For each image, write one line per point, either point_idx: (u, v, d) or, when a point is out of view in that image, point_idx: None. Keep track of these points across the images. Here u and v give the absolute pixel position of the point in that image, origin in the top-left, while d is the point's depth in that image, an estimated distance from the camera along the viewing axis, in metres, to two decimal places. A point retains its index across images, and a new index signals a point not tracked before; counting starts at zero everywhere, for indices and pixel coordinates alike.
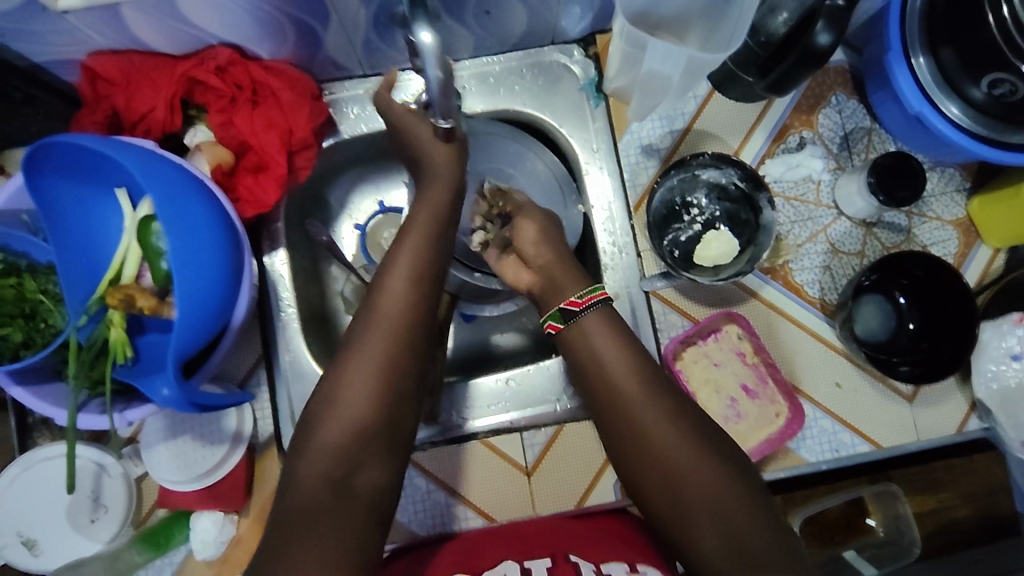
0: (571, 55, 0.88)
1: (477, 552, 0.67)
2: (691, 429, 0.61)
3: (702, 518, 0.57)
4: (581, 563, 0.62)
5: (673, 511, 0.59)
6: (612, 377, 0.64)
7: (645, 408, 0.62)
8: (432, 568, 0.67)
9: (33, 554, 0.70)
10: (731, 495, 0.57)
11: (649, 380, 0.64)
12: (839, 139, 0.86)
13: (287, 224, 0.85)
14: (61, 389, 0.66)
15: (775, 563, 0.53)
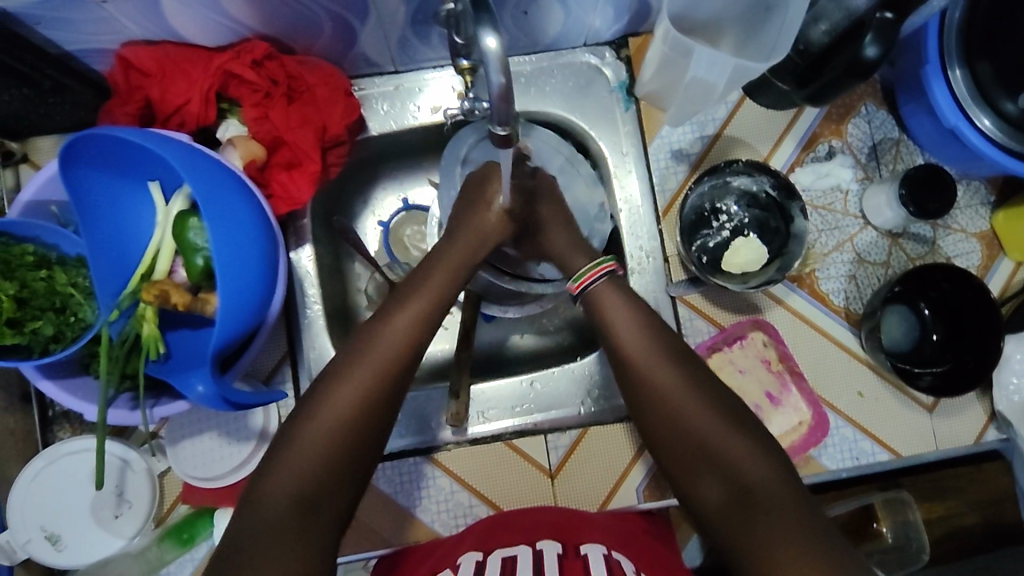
0: (602, 56, 0.88)
1: (497, 528, 0.69)
2: (707, 398, 0.61)
3: (715, 484, 0.59)
4: (592, 551, 0.62)
5: (688, 477, 0.61)
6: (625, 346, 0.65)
7: (662, 377, 0.63)
8: (454, 551, 0.67)
9: (56, 549, 0.69)
10: (747, 462, 0.58)
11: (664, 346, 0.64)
12: (868, 149, 0.87)
13: (314, 220, 0.84)
14: (90, 384, 0.65)
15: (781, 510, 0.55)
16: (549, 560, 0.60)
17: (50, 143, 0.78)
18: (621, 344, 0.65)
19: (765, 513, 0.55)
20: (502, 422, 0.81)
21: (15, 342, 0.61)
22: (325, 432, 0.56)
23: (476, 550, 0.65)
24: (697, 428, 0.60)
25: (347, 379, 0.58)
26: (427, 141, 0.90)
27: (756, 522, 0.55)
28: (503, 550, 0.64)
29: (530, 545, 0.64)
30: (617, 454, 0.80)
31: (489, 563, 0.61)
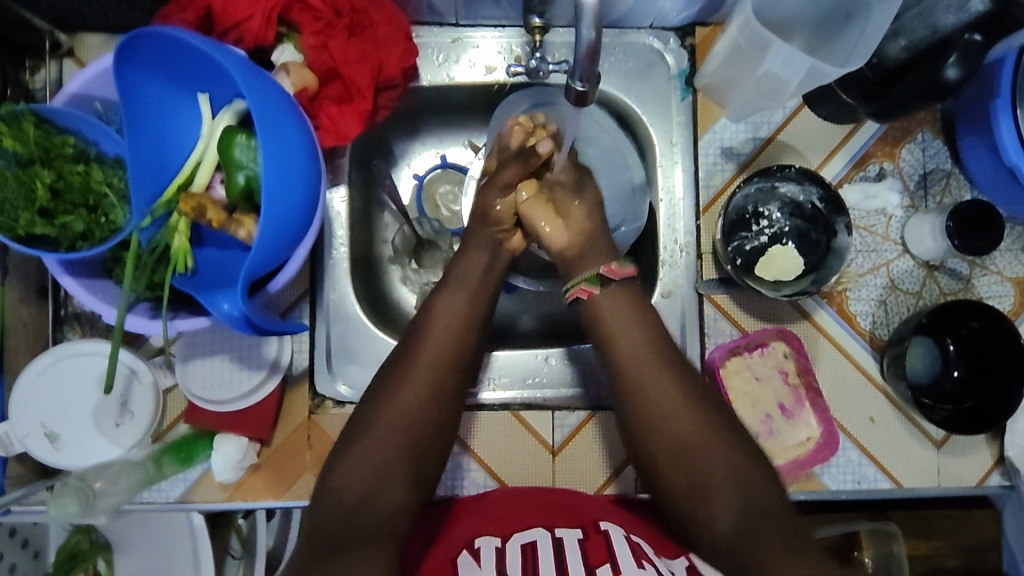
0: (666, 42, 0.86)
1: (513, 509, 0.68)
2: (716, 426, 0.62)
3: (722, 510, 0.59)
4: (612, 532, 0.63)
5: (693, 499, 0.61)
6: (627, 364, 0.66)
7: (674, 413, 0.63)
8: (473, 525, 0.66)
9: (54, 447, 0.69)
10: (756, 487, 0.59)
11: (666, 361, 0.66)
12: (918, 177, 0.86)
13: (351, 162, 0.83)
14: (111, 287, 0.64)
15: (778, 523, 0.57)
16: (571, 547, 0.60)
17: (99, 42, 0.76)
18: (637, 377, 0.65)
19: (772, 535, 0.56)
20: (511, 393, 0.81)
21: (43, 233, 0.60)
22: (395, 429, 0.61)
23: (494, 535, 0.63)
24: (708, 455, 0.61)
25: (390, 397, 0.62)
26: (474, 101, 0.88)
27: (763, 539, 0.56)
28: (521, 535, 0.62)
29: (549, 530, 0.63)
30: (621, 441, 0.79)
31: (510, 549, 0.60)
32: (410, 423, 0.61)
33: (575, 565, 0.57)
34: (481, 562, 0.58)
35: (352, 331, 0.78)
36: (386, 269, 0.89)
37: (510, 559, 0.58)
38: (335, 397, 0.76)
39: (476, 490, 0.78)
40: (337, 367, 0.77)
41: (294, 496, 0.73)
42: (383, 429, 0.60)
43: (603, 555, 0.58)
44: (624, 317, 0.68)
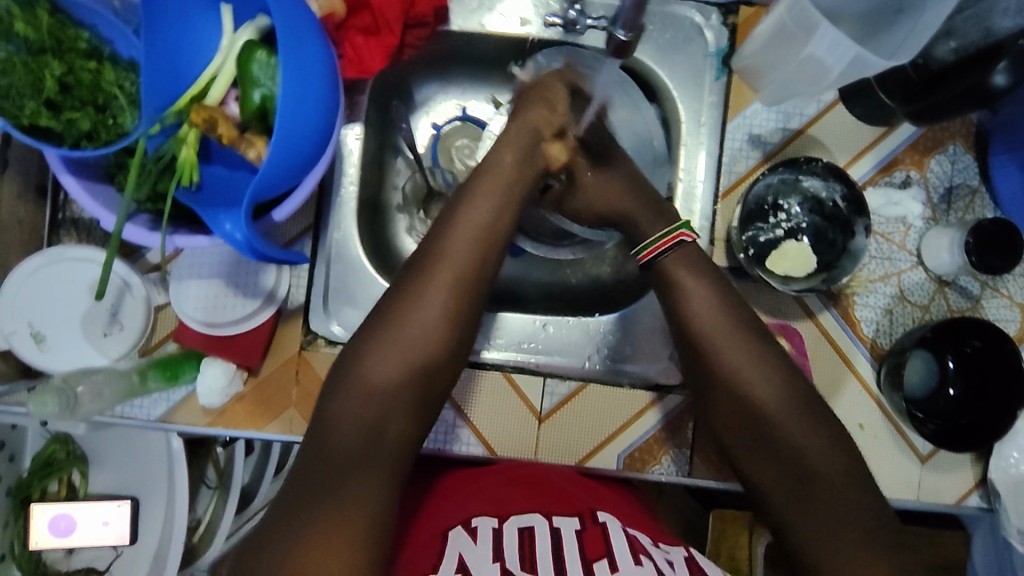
0: (708, 17, 0.83)
1: (515, 486, 0.68)
2: (790, 391, 0.64)
3: (772, 469, 0.64)
4: (609, 523, 0.64)
5: (749, 457, 0.65)
6: (699, 322, 0.67)
7: (753, 378, 0.65)
8: (477, 497, 0.67)
9: (40, 349, 0.68)
10: (818, 455, 0.62)
11: (740, 323, 0.67)
12: (943, 190, 0.84)
13: (369, 101, 0.81)
14: (112, 194, 0.62)
15: (832, 487, 0.61)
16: (568, 536, 0.61)
17: None
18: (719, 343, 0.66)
19: (822, 502, 0.61)
20: (505, 355, 0.80)
21: (49, 126, 0.58)
22: (397, 361, 0.59)
23: (492, 514, 0.64)
24: (776, 418, 0.63)
25: (398, 331, 0.60)
26: (503, 55, 0.86)
27: (811, 509, 0.61)
28: (518, 519, 0.63)
29: (547, 517, 0.64)
30: (609, 416, 0.78)
31: (506, 533, 0.60)
32: (421, 358, 0.60)
33: (572, 555, 0.58)
34: (478, 543, 0.58)
35: (351, 272, 0.77)
36: (392, 216, 0.88)
37: (507, 540, 0.59)
38: (327, 337, 0.75)
39: (459, 446, 0.77)
40: (332, 307, 0.76)
41: (274, 429, 0.72)
42: (383, 367, 0.59)
43: (600, 549, 0.59)
44: (693, 295, 0.68)
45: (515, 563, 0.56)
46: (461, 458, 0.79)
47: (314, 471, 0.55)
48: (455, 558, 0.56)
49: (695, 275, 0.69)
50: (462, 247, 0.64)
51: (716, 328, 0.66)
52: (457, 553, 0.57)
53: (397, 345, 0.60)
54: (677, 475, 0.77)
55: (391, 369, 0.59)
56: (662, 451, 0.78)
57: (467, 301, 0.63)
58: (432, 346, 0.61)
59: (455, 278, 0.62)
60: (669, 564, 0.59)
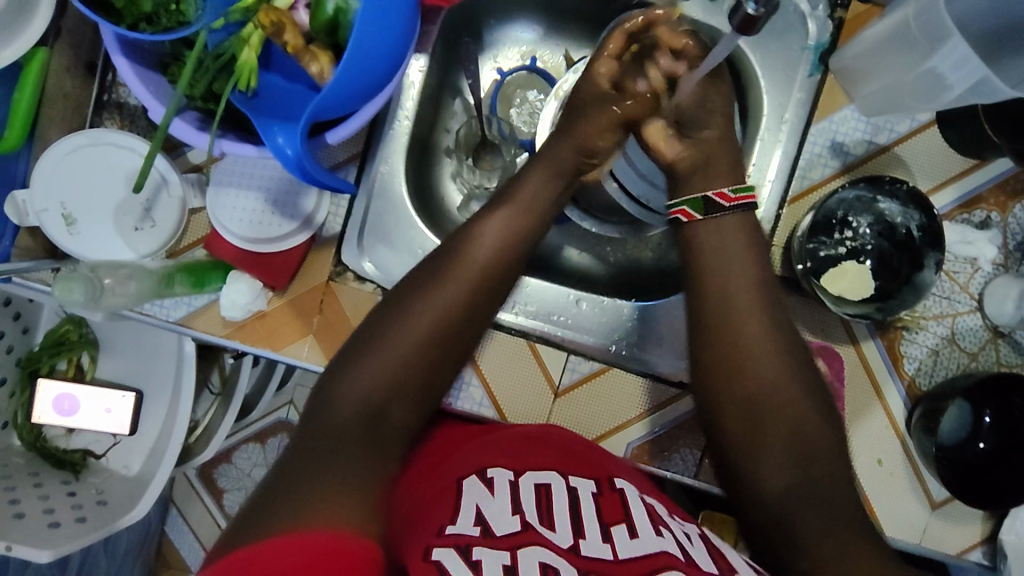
0: (815, 7, 0.76)
1: (526, 444, 0.66)
2: (803, 388, 0.61)
3: (785, 465, 0.59)
4: (628, 492, 0.62)
5: (752, 455, 0.60)
6: (723, 299, 0.64)
7: (767, 377, 0.61)
8: (486, 451, 0.64)
9: (69, 232, 0.66)
10: (825, 453, 0.59)
11: (765, 303, 0.64)
12: (1020, 239, 0.79)
13: (439, 33, 0.76)
14: (163, 84, 0.59)
15: (835, 491, 0.57)
16: (586, 501, 0.59)
17: None
18: (740, 337, 0.63)
19: (826, 506, 0.56)
20: (532, 323, 0.78)
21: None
22: (426, 321, 0.61)
23: (506, 466, 0.62)
24: (780, 408, 0.60)
25: (435, 294, 0.62)
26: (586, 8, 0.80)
27: (816, 512, 0.56)
28: (535, 474, 0.61)
29: (562, 475, 0.62)
30: (625, 404, 0.76)
31: (523, 486, 0.59)
32: (451, 327, 0.62)
33: (591, 516, 0.57)
34: (497, 496, 0.57)
35: (392, 210, 0.74)
36: (440, 159, 0.84)
37: (524, 495, 0.58)
38: (357, 271, 0.73)
39: (469, 405, 0.76)
40: (365, 243, 0.73)
41: (290, 352, 0.71)
42: (404, 335, 0.60)
43: (618, 514, 0.58)
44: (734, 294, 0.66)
45: (534, 516, 0.55)
46: (469, 416, 0.77)
47: (314, 444, 0.53)
48: (472, 509, 0.54)
49: (731, 273, 0.64)
50: (481, 257, 0.64)
51: (738, 320, 0.63)
52: (474, 506, 0.55)
53: (404, 332, 0.60)
54: (682, 474, 0.75)
55: (397, 351, 0.59)
56: (673, 448, 0.76)
57: (478, 298, 0.63)
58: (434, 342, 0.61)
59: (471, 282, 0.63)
60: (686, 536, 0.58)
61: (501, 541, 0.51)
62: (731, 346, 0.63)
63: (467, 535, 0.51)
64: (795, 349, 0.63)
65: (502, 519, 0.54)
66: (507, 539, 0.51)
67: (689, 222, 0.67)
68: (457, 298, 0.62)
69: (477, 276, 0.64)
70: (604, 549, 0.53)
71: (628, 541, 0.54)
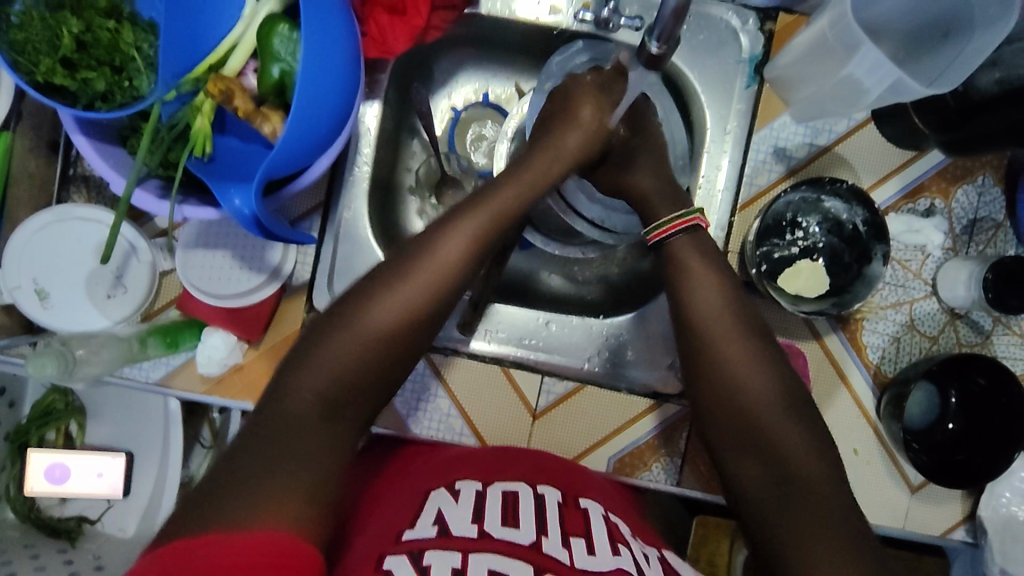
0: (745, 22, 0.80)
1: (502, 461, 0.69)
2: (778, 395, 0.62)
3: (760, 472, 0.60)
4: (591, 510, 0.63)
5: (729, 459, 0.63)
6: (696, 306, 0.66)
7: (744, 379, 0.63)
8: (458, 467, 0.67)
9: (43, 306, 0.68)
10: (803, 458, 0.60)
11: (733, 304, 0.66)
12: (966, 222, 0.82)
13: (390, 79, 0.79)
14: (123, 156, 0.62)
15: (814, 490, 0.58)
16: (551, 506, 0.61)
17: None
18: (716, 348, 0.64)
19: (807, 503, 0.58)
20: (505, 349, 0.80)
21: (63, 84, 0.57)
22: (390, 313, 0.58)
23: (476, 479, 0.64)
24: (762, 409, 0.61)
25: (396, 274, 0.59)
26: (529, 42, 0.83)
27: (801, 512, 0.57)
28: (502, 484, 0.64)
29: (531, 486, 0.64)
30: (602, 420, 0.78)
31: (491, 493, 0.61)
32: (415, 302, 0.59)
33: (555, 523, 0.58)
34: (462, 504, 0.59)
35: (358, 253, 0.76)
36: (404, 198, 0.86)
37: (490, 502, 0.60)
38: None
39: (450, 436, 0.78)
40: (336, 288, 0.75)
41: None
42: (361, 324, 0.57)
43: (580, 528, 0.59)
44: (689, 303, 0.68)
45: (495, 521, 0.57)
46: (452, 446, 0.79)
47: (265, 429, 0.53)
48: (433, 513, 0.57)
49: (697, 276, 0.66)
50: (446, 249, 0.61)
51: (714, 334, 0.64)
52: (436, 509, 0.58)
53: (362, 323, 0.57)
54: (666, 483, 0.77)
55: (352, 346, 0.56)
56: (653, 459, 0.78)
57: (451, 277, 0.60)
58: (392, 337, 0.58)
59: (434, 272, 0.60)
60: (645, 557, 0.59)
61: (454, 541, 0.53)
62: (707, 358, 0.64)
63: (424, 535, 0.54)
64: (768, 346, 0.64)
65: (461, 523, 0.55)
66: (462, 542, 0.53)
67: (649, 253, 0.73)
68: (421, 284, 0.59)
69: (446, 277, 0.60)
70: (563, 552, 0.54)
71: (585, 555, 0.55)
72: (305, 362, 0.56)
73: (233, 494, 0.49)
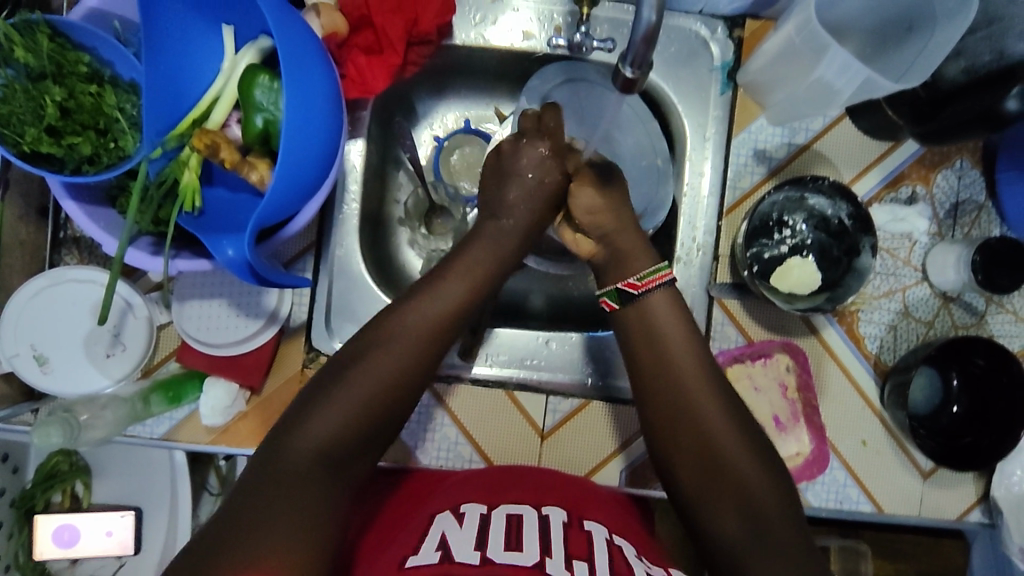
0: (714, 31, 0.82)
1: (501, 482, 0.69)
2: (741, 432, 0.65)
3: (733, 518, 0.61)
4: (595, 532, 0.63)
5: (702, 498, 0.63)
6: (665, 339, 0.68)
7: (710, 416, 0.65)
8: (458, 490, 0.68)
9: (42, 371, 0.68)
10: (767, 499, 0.61)
11: (698, 337, 0.69)
12: (949, 206, 0.83)
13: (371, 116, 0.80)
14: (113, 216, 0.62)
15: (780, 528, 0.60)
16: (556, 528, 0.62)
17: None
18: (685, 387, 0.66)
19: (772, 543, 0.59)
20: (507, 371, 0.80)
21: (50, 152, 0.58)
22: (378, 373, 0.61)
23: (480, 503, 0.65)
24: (724, 446, 0.64)
25: (386, 339, 0.63)
26: (504, 67, 0.85)
27: (765, 551, 0.58)
28: (508, 507, 0.64)
29: (536, 508, 0.65)
30: (609, 434, 0.78)
31: (494, 518, 0.62)
32: (403, 369, 0.62)
33: (558, 546, 0.58)
34: (464, 526, 0.60)
35: (354, 289, 0.77)
36: (394, 230, 0.87)
37: (494, 527, 0.60)
38: (329, 354, 0.74)
39: (461, 464, 0.78)
40: (335, 325, 0.76)
41: None
42: (353, 387, 0.60)
43: (584, 551, 0.59)
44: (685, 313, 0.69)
45: (497, 547, 0.56)
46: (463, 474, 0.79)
47: (262, 488, 0.54)
48: (437, 537, 0.58)
49: (662, 313, 0.69)
50: (427, 311, 0.65)
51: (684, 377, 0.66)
52: (440, 534, 0.59)
53: (356, 386, 0.60)
54: None
55: (346, 407, 0.59)
56: None
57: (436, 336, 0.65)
58: (387, 393, 0.61)
59: (421, 336, 0.64)
60: None
61: (458, 565, 0.53)
62: (681, 398, 0.66)
63: (427, 560, 0.54)
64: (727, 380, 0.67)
65: (463, 550, 0.55)
66: (465, 564, 0.53)
67: (612, 311, 0.72)
68: (408, 343, 0.63)
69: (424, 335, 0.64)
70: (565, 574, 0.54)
71: None
72: (302, 423, 0.58)
73: (224, 546, 0.49)
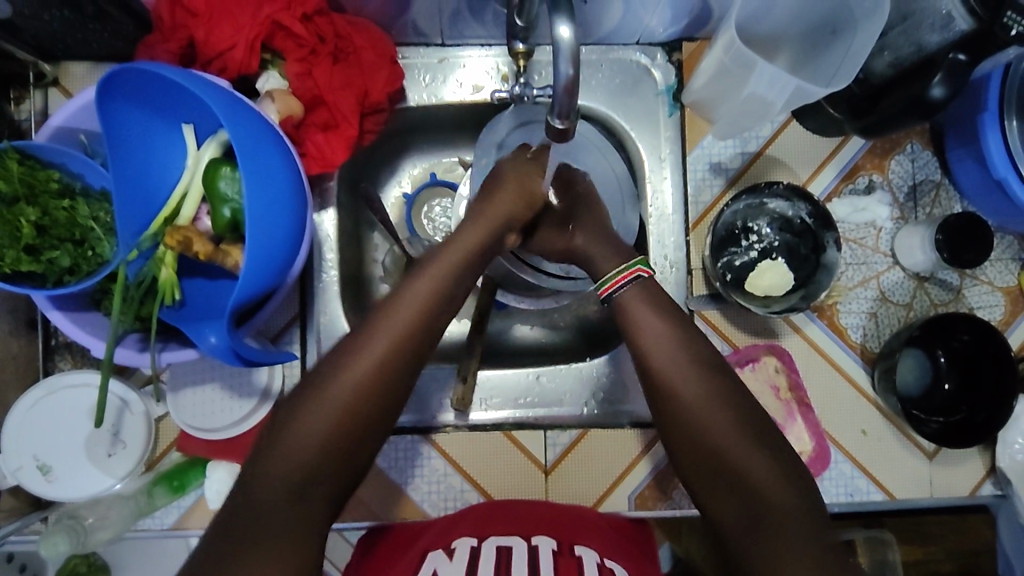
0: (654, 57, 0.86)
1: (489, 520, 0.69)
2: (740, 420, 0.58)
3: (736, 511, 0.56)
4: (587, 556, 0.62)
5: (707, 496, 0.58)
6: (652, 334, 0.63)
7: (703, 412, 0.59)
8: (450, 531, 0.68)
9: (46, 480, 0.69)
10: (774, 491, 0.55)
11: (684, 327, 0.63)
12: (907, 189, 0.85)
13: (339, 185, 0.83)
14: (99, 320, 0.64)
15: (794, 524, 0.54)
16: (545, 557, 0.61)
17: (83, 70, 0.77)
18: (672, 385, 0.60)
19: (783, 535, 0.53)
20: (503, 412, 0.82)
21: (30, 269, 0.60)
22: (365, 371, 0.55)
23: (472, 536, 0.66)
24: (722, 442, 0.58)
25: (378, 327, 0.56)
26: (461, 119, 0.88)
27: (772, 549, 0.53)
28: (497, 539, 0.65)
29: (525, 538, 0.65)
30: (613, 460, 0.79)
31: (485, 550, 0.62)
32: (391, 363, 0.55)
33: None
34: (455, 559, 0.61)
35: None
36: (375, 289, 0.88)
37: (483, 557, 0.61)
38: None
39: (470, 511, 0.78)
40: None
41: None
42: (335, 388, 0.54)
43: None
44: None
45: None
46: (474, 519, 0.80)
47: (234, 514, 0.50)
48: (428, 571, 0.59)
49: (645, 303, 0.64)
50: (415, 304, 0.58)
51: (670, 378, 0.61)
52: (432, 569, 0.60)
53: (338, 384, 0.54)
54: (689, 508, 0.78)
55: (328, 406, 0.53)
56: (672, 487, 0.79)
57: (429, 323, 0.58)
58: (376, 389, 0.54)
59: (400, 331, 0.56)
60: None
61: None
62: (670, 399, 0.60)
63: None
64: (719, 368, 0.61)
65: None
66: None
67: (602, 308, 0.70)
68: (396, 335, 0.56)
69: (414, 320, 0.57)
70: None
71: None
72: (276, 441, 0.52)
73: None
